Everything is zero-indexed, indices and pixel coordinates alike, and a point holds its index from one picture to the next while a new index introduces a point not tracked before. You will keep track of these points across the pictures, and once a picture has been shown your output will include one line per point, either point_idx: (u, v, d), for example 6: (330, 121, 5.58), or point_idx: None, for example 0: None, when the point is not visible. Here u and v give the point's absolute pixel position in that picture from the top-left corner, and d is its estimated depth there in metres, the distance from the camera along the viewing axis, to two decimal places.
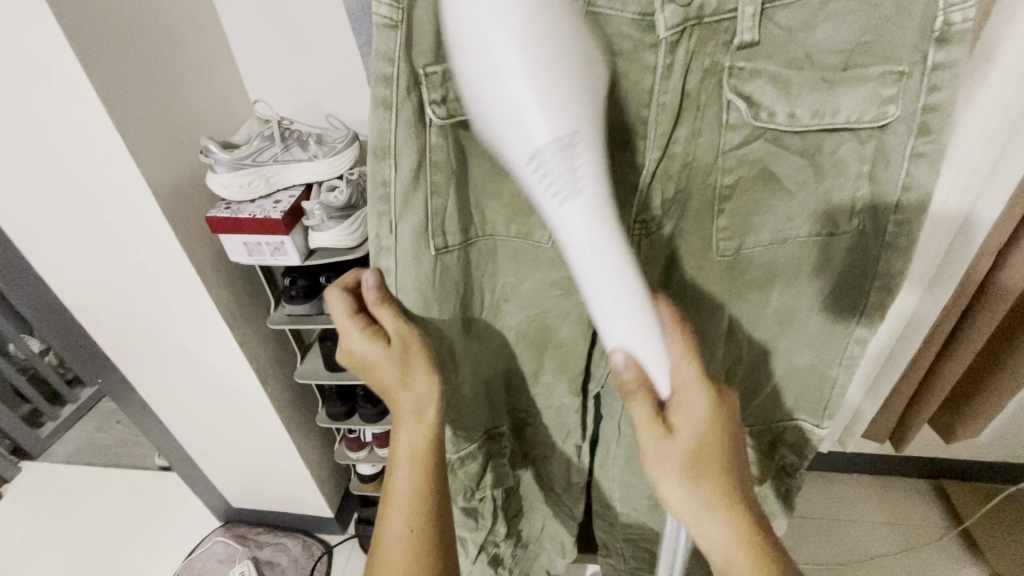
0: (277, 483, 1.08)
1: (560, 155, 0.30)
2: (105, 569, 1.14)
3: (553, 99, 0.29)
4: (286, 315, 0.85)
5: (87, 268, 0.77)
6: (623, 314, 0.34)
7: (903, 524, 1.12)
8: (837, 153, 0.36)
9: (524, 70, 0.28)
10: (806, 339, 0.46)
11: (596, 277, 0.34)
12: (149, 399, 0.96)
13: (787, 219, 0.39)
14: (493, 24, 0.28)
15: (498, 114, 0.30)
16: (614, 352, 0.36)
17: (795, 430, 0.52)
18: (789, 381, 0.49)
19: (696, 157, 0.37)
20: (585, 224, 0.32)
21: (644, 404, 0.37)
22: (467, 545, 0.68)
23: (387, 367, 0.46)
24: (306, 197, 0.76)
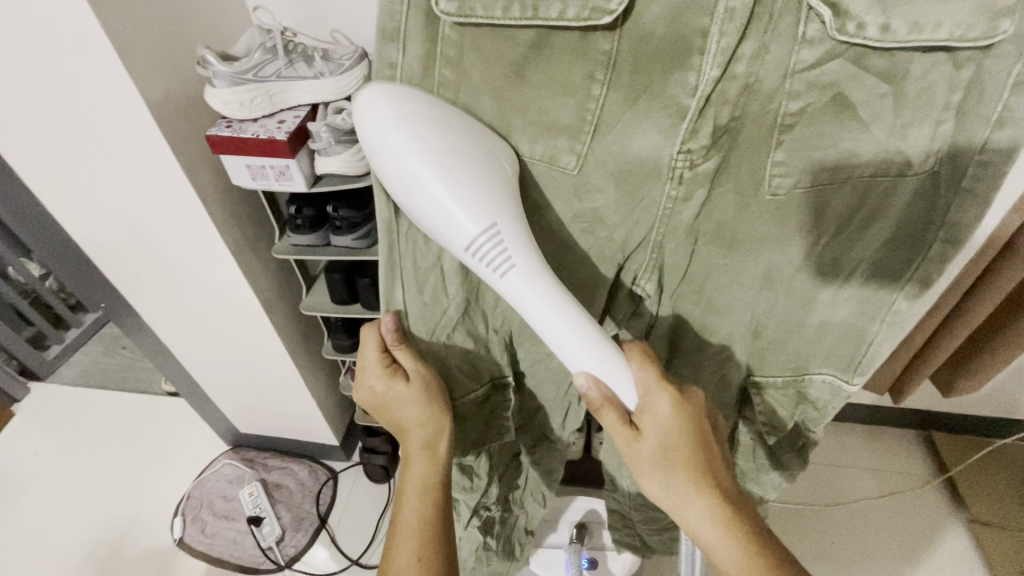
0: (283, 410, 1.10)
1: (489, 241, 0.35)
2: (119, 484, 1.18)
3: (471, 200, 0.34)
4: (292, 245, 0.83)
5: (80, 187, 0.73)
6: (577, 342, 0.38)
7: (891, 471, 1.15)
8: (923, 79, 0.32)
9: (441, 178, 0.33)
10: (849, 293, 0.43)
11: (546, 329, 0.38)
12: (154, 325, 0.95)
13: (854, 152, 0.35)
14: (409, 146, 0.33)
15: (431, 215, 0.34)
16: (577, 376, 0.39)
17: (823, 386, 0.49)
18: (823, 338, 0.46)
19: (758, 80, 0.33)
20: (531, 284, 0.36)
21: (612, 416, 0.40)
22: (460, 508, 0.68)
23: (407, 405, 0.49)
24: (312, 119, 0.71)
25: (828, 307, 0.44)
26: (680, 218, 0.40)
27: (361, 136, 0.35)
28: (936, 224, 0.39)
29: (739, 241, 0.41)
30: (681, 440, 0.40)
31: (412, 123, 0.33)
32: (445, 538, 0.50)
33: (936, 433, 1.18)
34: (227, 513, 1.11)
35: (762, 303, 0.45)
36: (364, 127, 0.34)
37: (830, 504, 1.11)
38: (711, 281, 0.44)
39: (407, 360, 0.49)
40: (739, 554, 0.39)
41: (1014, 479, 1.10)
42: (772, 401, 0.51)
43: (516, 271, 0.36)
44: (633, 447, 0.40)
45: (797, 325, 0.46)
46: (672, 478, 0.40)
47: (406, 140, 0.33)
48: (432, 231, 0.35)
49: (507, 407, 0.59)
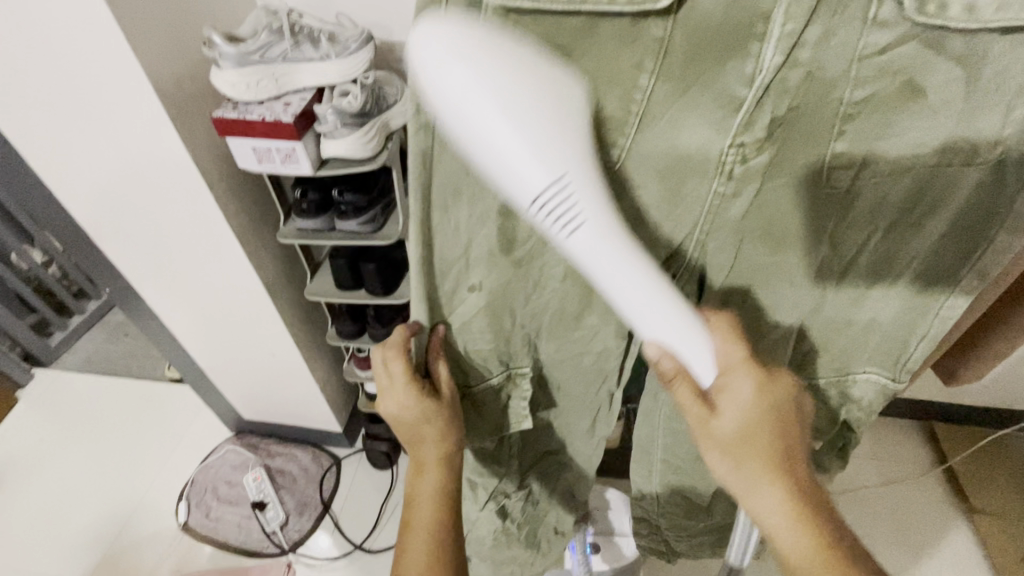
0: (288, 397, 1.09)
1: (555, 196, 0.29)
2: (122, 470, 1.17)
3: (543, 147, 0.28)
4: (298, 230, 0.81)
5: (83, 168, 0.70)
6: (650, 308, 0.34)
7: (895, 461, 1.15)
8: (1003, 64, 0.30)
9: (509, 119, 0.27)
10: (899, 288, 0.42)
11: (618, 280, 0.33)
12: (159, 311, 0.93)
13: (922, 142, 0.34)
14: (473, 77, 0.26)
15: (481, 161, 0.29)
16: (648, 346, 0.37)
17: (866, 383, 0.48)
18: (870, 335, 0.45)
19: (823, 66, 0.31)
20: (601, 249, 0.32)
21: (687, 391, 0.38)
22: (477, 490, 0.68)
23: (425, 416, 0.48)
24: (318, 101, 0.69)
25: (874, 302, 0.43)
26: (727, 215, 0.38)
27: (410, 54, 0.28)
28: (1001, 220, 0.37)
29: (789, 237, 0.39)
30: (761, 424, 0.39)
31: (473, 56, 0.27)
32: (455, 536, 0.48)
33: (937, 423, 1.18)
34: (232, 498, 1.11)
35: (809, 301, 0.43)
36: (416, 43, 0.27)
37: (832, 492, 1.12)
38: (757, 279, 0.42)
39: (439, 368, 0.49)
40: (803, 541, 0.37)
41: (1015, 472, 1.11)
42: (814, 402, 0.50)
43: (585, 233, 0.31)
44: (706, 425, 0.39)
45: (843, 322, 0.45)
46: (745, 454, 0.39)
47: (472, 78, 0.26)
48: (495, 176, 0.29)
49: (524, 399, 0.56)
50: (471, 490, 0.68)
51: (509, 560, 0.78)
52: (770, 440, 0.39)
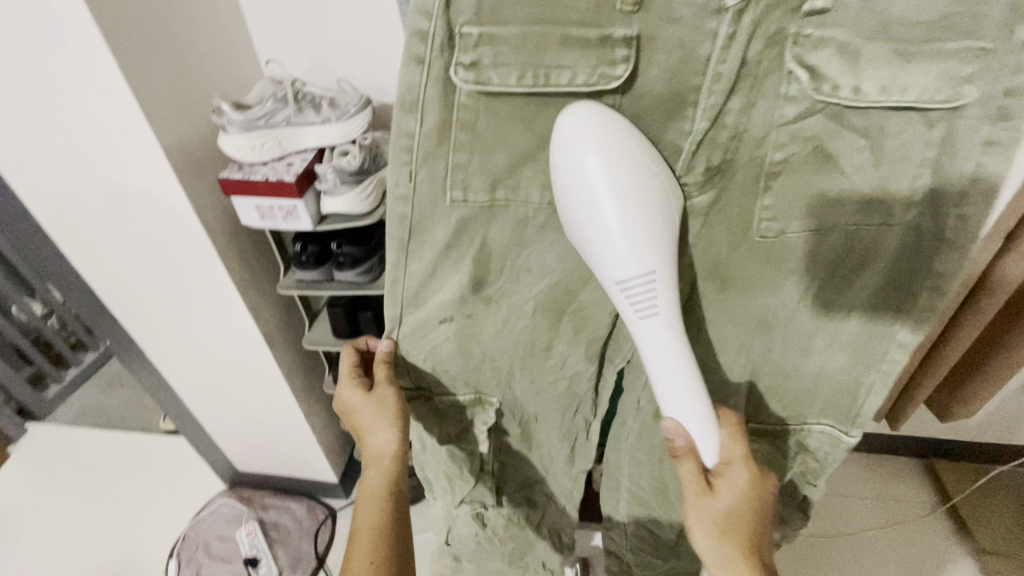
0: (283, 446, 1.09)
1: (641, 285, 0.38)
2: (113, 526, 1.16)
3: (636, 242, 0.37)
4: (297, 281, 0.85)
5: (97, 225, 0.75)
6: (681, 391, 0.41)
7: (897, 500, 1.14)
8: (900, 135, 0.35)
9: (619, 211, 0.36)
10: (843, 337, 0.45)
11: (656, 368, 0.41)
12: (159, 362, 0.96)
13: (836, 202, 0.39)
14: (594, 162, 0.36)
15: (593, 239, 0.37)
16: (667, 421, 0.42)
17: (817, 435, 0.52)
18: (819, 384, 0.48)
19: (747, 128, 0.37)
20: (660, 339, 0.39)
21: (691, 467, 0.43)
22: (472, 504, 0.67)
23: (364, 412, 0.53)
24: (319, 161, 0.74)
25: (819, 351, 0.46)
26: (677, 260, 0.42)
27: (554, 142, 0.37)
28: (922, 278, 0.41)
29: (733, 280, 0.43)
30: (741, 516, 0.43)
31: (610, 152, 0.35)
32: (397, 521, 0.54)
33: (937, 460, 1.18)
34: (224, 555, 1.08)
35: (758, 345, 0.47)
36: (565, 126, 0.36)
37: (835, 535, 1.10)
38: (710, 321, 0.46)
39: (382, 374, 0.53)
40: None
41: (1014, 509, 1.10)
42: (770, 446, 0.53)
43: (654, 322, 0.39)
44: (702, 502, 0.43)
45: (794, 371, 0.48)
46: (724, 538, 0.43)
47: (599, 167, 0.35)
48: (593, 255, 0.38)
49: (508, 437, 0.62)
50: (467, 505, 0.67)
51: None
52: (748, 534, 0.43)
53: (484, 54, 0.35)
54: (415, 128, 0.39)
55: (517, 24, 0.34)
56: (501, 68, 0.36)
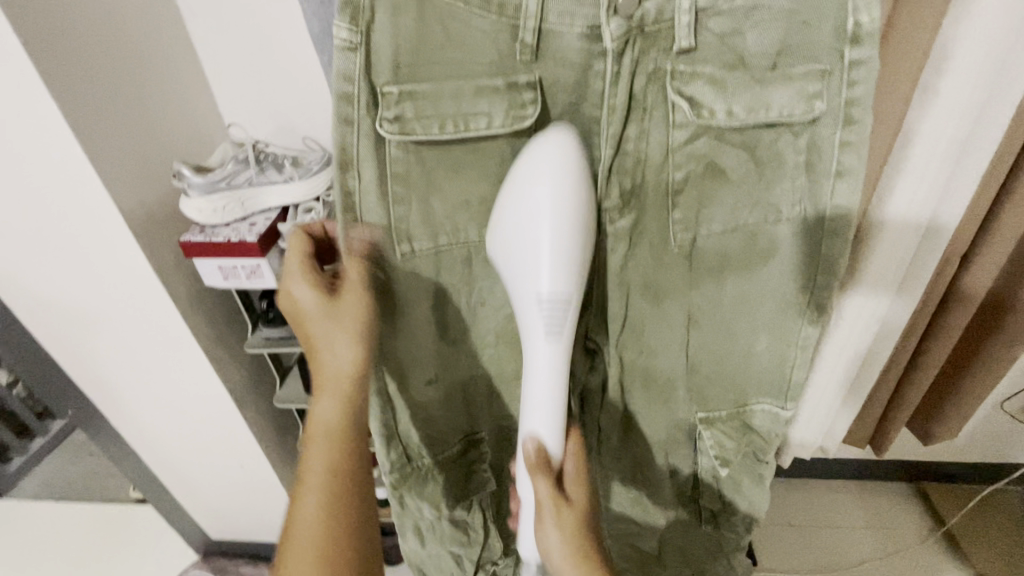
0: (257, 510, 1.07)
1: (552, 307, 0.40)
2: None
3: (562, 267, 0.39)
4: (264, 338, 0.86)
5: (59, 297, 0.76)
6: (546, 407, 0.42)
7: (890, 528, 1.15)
8: (775, 146, 0.40)
9: (551, 240, 0.38)
10: (761, 322, 0.48)
11: (537, 388, 0.42)
12: (123, 429, 0.94)
13: (731, 205, 0.42)
14: (546, 186, 0.38)
15: (518, 259, 0.40)
16: (527, 439, 0.43)
17: (762, 414, 0.53)
18: (750, 366, 0.50)
19: (647, 155, 0.41)
20: (553, 363, 0.41)
21: (544, 486, 0.42)
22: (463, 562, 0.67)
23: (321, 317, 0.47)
24: (282, 219, 0.77)
25: (739, 339, 0.49)
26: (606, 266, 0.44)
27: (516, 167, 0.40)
28: (822, 255, 0.43)
29: (663, 292, 0.46)
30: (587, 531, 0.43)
31: (565, 181, 0.38)
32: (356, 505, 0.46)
33: (928, 484, 1.19)
34: None
35: (693, 341, 0.49)
36: (548, 145, 0.38)
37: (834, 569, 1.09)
38: (648, 330, 0.48)
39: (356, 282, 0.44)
40: None
41: (1001, 527, 1.13)
42: (723, 434, 0.54)
43: (557, 347, 0.41)
44: (559, 514, 0.43)
45: (724, 364, 0.50)
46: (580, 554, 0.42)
47: (554, 192, 0.38)
48: (514, 271, 0.41)
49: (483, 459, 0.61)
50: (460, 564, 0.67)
51: None
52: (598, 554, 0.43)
53: (407, 109, 0.38)
54: (354, 184, 0.41)
55: (433, 82, 0.38)
56: (426, 120, 0.39)
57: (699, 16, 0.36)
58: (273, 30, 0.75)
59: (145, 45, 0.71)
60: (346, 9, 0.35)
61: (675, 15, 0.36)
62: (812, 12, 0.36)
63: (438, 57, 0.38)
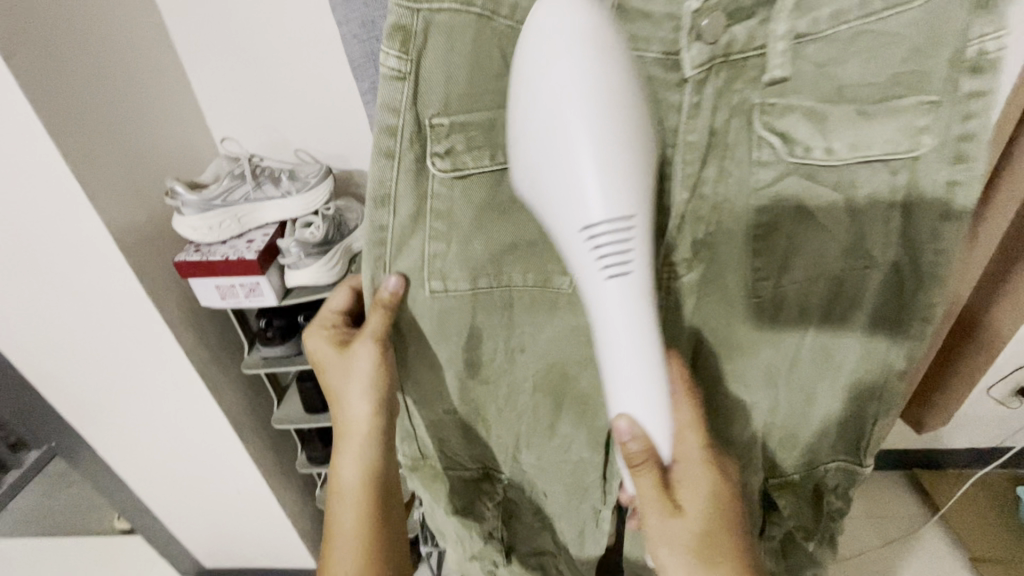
0: (256, 532, 1.04)
1: (612, 233, 0.31)
2: None
3: (614, 182, 0.30)
4: (262, 359, 0.81)
5: (47, 333, 0.72)
6: (633, 379, 0.35)
7: (886, 518, 1.24)
8: (867, 188, 0.37)
9: (590, 132, 0.30)
10: (843, 383, 0.45)
11: (618, 361, 0.35)
12: (111, 456, 0.89)
13: (820, 255, 0.40)
14: (577, 70, 0.29)
15: (556, 185, 0.31)
16: (618, 420, 0.36)
17: (838, 472, 0.50)
18: (828, 429, 0.47)
19: (727, 197, 0.38)
20: (627, 310, 0.33)
21: (649, 479, 0.37)
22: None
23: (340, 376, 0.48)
24: (281, 235, 0.72)
25: (823, 398, 0.46)
26: (674, 323, 0.42)
27: (520, 52, 0.31)
28: (922, 307, 0.40)
29: (736, 347, 0.44)
30: (714, 522, 0.39)
31: (598, 55, 0.29)
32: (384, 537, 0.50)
33: (921, 473, 1.29)
34: None
35: (768, 400, 0.46)
36: (545, 22, 0.30)
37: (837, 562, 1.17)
38: (715, 387, 0.46)
39: (377, 326, 0.42)
40: None
41: (992, 513, 1.21)
42: (791, 499, 0.52)
43: (621, 286, 0.32)
44: (669, 519, 0.38)
45: (798, 425, 0.48)
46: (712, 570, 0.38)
47: (579, 77, 0.29)
48: (551, 207, 0.32)
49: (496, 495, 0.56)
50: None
51: None
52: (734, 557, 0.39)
53: (457, 141, 0.36)
54: (388, 219, 0.38)
55: (484, 111, 0.35)
56: (476, 151, 0.36)
57: (796, 42, 0.33)
58: (274, 35, 0.70)
59: (131, 54, 0.65)
60: (395, 34, 0.33)
61: (767, 43, 0.33)
62: (928, 36, 0.33)
63: (489, 84, 0.35)
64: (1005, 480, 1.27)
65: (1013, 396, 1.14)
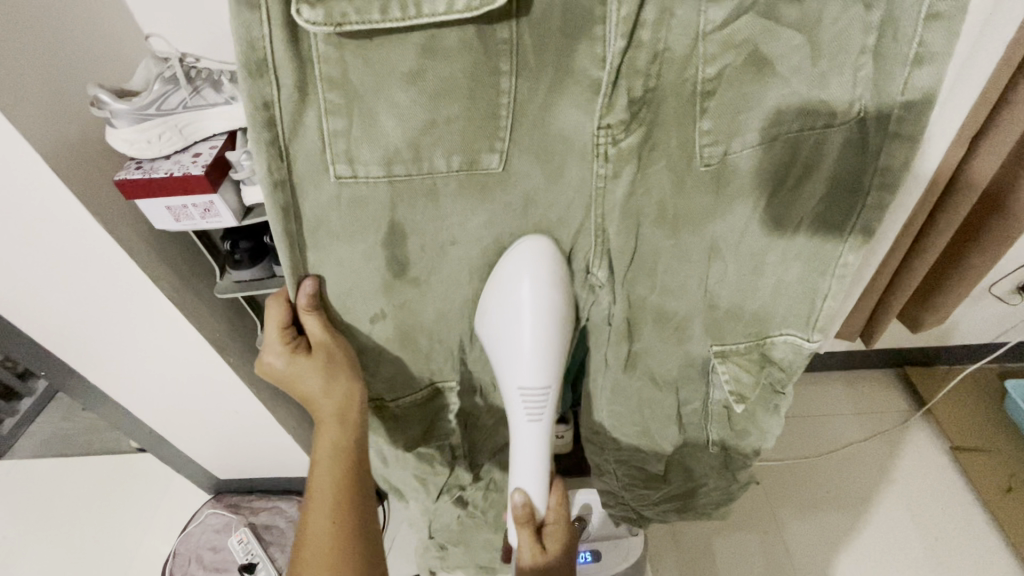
0: (260, 448, 1.10)
1: (539, 396, 0.47)
2: (118, 550, 1.21)
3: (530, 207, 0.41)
4: (235, 283, 0.79)
5: (9, 268, 0.70)
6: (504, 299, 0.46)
7: (874, 412, 1.26)
8: (837, 25, 0.38)
9: (530, 357, 0.46)
10: (797, 251, 0.48)
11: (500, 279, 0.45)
12: (103, 385, 0.91)
13: (778, 114, 0.41)
14: (532, 167, 0.41)
15: (500, 198, 0.41)
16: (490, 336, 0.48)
17: (786, 345, 0.54)
18: (778, 299, 0.52)
19: (666, 46, 0.37)
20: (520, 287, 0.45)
21: (521, 501, 0.50)
22: (427, 483, 0.67)
23: (310, 378, 0.51)
24: (231, 147, 0.66)
25: (766, 271, 0.50)
26: (613, 197, 0.43)
27: (485, 298, 0.48)
28: (873, 176, 0.45)
29: (682, 221, 0.46)
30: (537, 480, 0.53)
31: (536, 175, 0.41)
32: (362, 486, 0.56)
33: (910, 368, 1.30)
34: (218, 564, 1.13)
35: (713, 274, 0.50)
36: (514, 287, 0.46)
37: (821, 452, 1.20)
38: (662, 263, 0.48)
39: (316, 328, 0.48)
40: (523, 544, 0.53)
41: (977, 407, 1.23)
42: (739, 367, 0.56)
43: (539, 426, 0.48)
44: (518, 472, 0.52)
45: (748, 300, 0.52)
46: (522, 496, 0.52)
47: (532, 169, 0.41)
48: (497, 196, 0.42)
49: (448, 408, 0.59)
50: (421, 485, 0.67)
51: (484, 543, 0.82)
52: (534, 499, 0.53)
53: None
54: (273, 95, 0.37)
55: None
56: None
57: None
58: None
59: None
60: None
61: None
62: None
63: None
64: (995, 375, 1.28)
65: (1016, 291, 1.11)
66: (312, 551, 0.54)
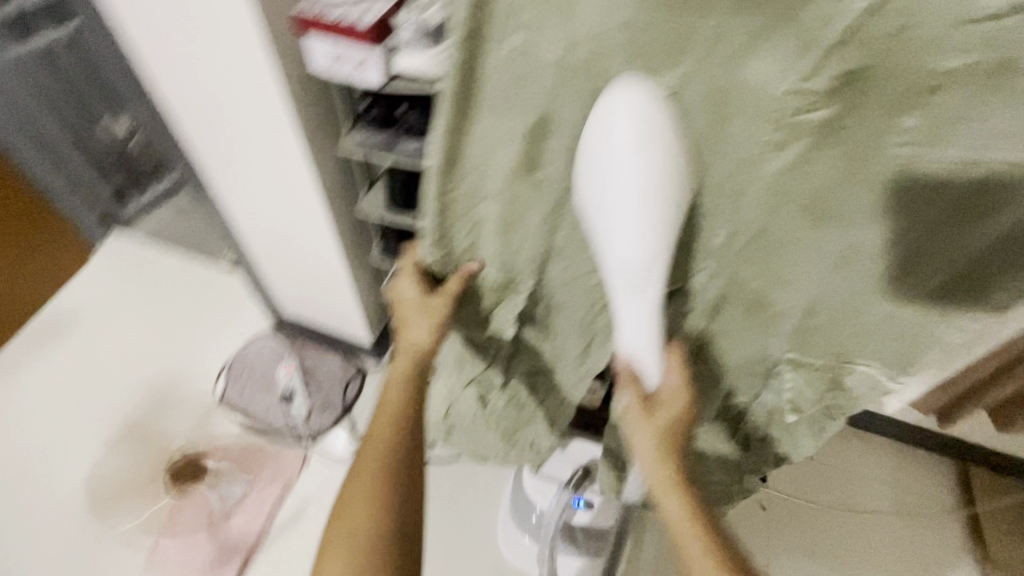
0: (327, 302, 1.20)
1: (636, 273, 0.45)
2: (189, 340, 1.39)
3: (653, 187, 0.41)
4: (357, 144, 0.80)
5: (182, 69, 0.78)
6: (621, 235, 0.44)
7: (912, 493, 1.19)
8: None
9: (637, 209, 0.42)
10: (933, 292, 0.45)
11: (601, 215, 0.44)
12: (221, 198, 1.01)
13: (992, 137, 0.36)
14: (623, 123, 0.40)
15: (603, 166, 0.42)
16: (620, 350, 0.54)
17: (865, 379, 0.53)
18: (886, 336, 0.49)
19: (911, 22, 0.34)
20: (643, 258, 0.44)
21: (630, 394, 0.56)
22: (467, 366, 0.72)
23: (416, 308, 0.61)
24: (397, 14, 0.68)
25: (891, 299, 0.47)
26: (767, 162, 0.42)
27: (584, 141, 0.43)
28: None
29: (826, 213, 0.43)
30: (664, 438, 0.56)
31: (645, 122, 0.40)
32: (417, 413, 0.62)
33: (975, 468, 1.20)
34: (264, 384, 1.27)
35: (830, 284, 0.47)
36: (605, 133, 0.41)
37: (839, 506, 1.17)
38: (785, 250, 0.47)
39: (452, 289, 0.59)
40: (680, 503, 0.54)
41: None
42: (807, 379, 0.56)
43: (643, 301, 0.47)
44: (642, 418, 0.56)
45: (853, 323, 0.49)
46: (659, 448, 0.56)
47: (639, 136, 0.40)
48: (602, 184, 0.43)
49: (517, 304, 0.60)
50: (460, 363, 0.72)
51: (488, 449, 0.83)
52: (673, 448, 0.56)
53: None
54: None
55: None
56: None
57: None
58: None
59: None
60: None
61: None
62: None
63: None
64: None
65: None
66: (361, 456, 0.58)
